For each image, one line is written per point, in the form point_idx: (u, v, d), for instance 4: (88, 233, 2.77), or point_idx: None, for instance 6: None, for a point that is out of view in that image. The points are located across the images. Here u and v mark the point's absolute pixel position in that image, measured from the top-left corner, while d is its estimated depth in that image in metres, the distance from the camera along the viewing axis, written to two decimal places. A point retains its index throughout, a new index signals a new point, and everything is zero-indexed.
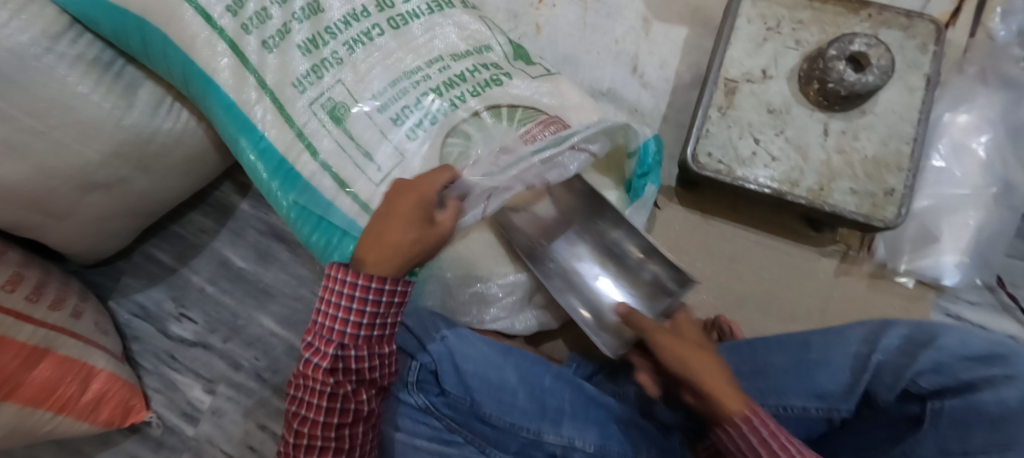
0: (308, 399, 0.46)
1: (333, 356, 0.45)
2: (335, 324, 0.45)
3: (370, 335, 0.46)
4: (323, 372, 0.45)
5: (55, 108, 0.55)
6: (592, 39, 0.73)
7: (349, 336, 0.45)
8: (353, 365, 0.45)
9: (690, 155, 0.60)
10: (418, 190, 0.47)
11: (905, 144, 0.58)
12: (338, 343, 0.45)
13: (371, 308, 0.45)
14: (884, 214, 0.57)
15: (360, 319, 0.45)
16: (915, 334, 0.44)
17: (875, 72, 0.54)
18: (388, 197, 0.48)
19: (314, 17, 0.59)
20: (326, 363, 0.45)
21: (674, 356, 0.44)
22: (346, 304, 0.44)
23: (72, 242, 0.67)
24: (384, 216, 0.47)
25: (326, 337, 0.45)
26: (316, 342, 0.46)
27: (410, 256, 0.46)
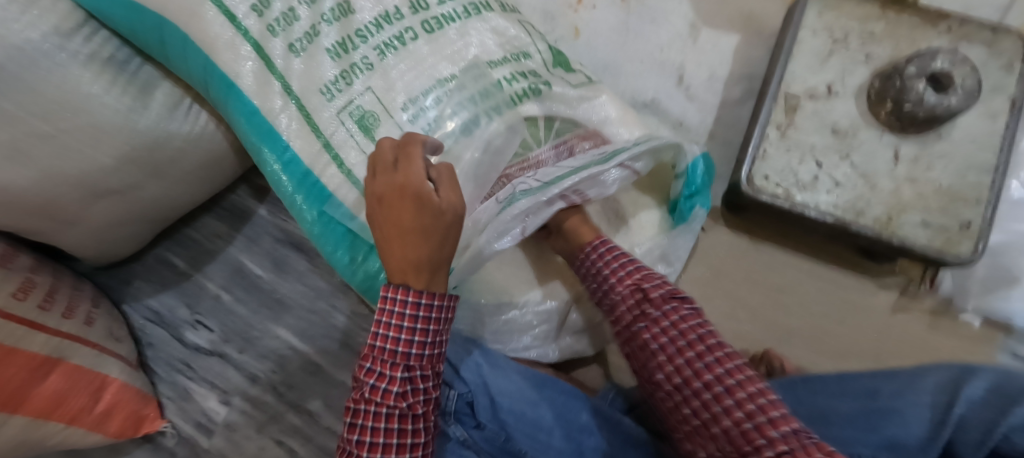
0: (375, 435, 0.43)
1: (403, 379, 0.43)
2: (398, 347, 0.43)
3: (432, 354, 0.46)
4: (395, 397, 0.43)
5: (67, 110, 0.51)
6: (635, 46, 0.68)
7: (415, 356, 0.44)
8: (421, 384, 0.45)
9: (744, 176, 0.56)
10: (405, 191, 0.43)
11: (985, 175, 0.53)
12: (404, 365, 0.44)
13: (434, 324, 0.45)
14: (959, 250, 0.52)
15: (425, 339, 0.44)
16: (1002, 385, 0.40)
17: (959, 92, 0.49)
18: (380, 214, 0.44)
19: (343, 19, 0.56)
20: (396, 387, 0.43)
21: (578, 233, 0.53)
22: (410, 326, 0.43)
23: (84, 247, 0.64)
24: (391, 238, 0.43)
25: (390, 361, 0.43)
26: (377, 368, 0.43)
27: (434, 262, 0.43)
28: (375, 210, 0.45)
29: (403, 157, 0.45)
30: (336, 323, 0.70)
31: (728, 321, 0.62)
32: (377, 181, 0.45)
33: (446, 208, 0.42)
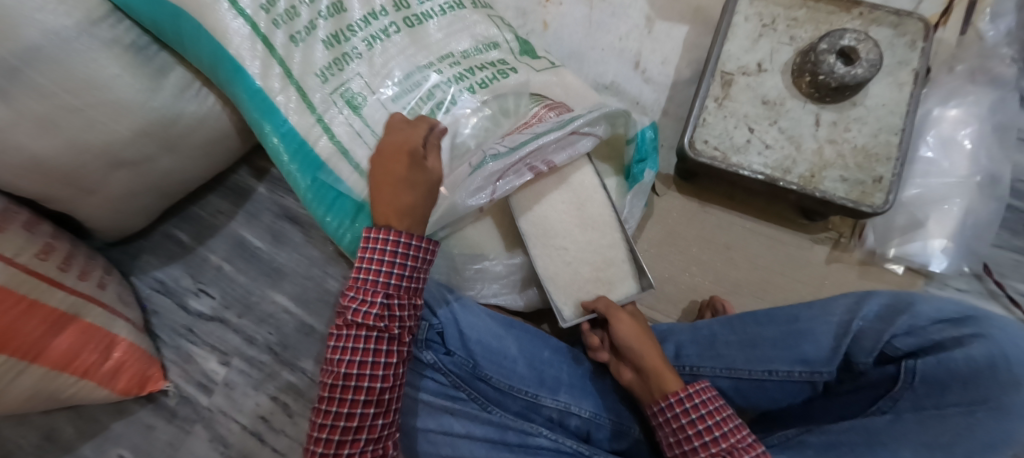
0: (355, 353, 0.47)
1: (382, 305, 0.47)
2: (380, 276, 0.48)
3: (409, 286, 0.50)
4: (374, 319, 0.47)
5: (92, 86, 0.59)
6: (597, 36, 0.76)
7: (394, 286, 0.48)
8: (398, 313, 0.48)
9: (686, 142, 0.63)
10: (404, 149, 0.51)
11: (894, 135, 0.61)
12: (384, 293, 0.48)
13: (412, 259, 0.49)
14: (872, 201, 0.59)
15: (403, 271, 0.49)
16: (895, 302, 0.48)
17: (863, 64, 0.57)
18: (377, 163, 0.52)
19: (337, 15, 0.63)
20: (375, 311, 0.47)
21: (629, 334, 0.53)
22: (390, 258, 0.48)
23: (99, 217, 0.70)
24: (378, 184, 0.51)
25: (372, 289, 0.48)
26: (360, 295, 0.48)
27: (414, 209, 0.50)
28: (378, 159, 0.52)
29: (411, 124, 0.54)
30: (328, 288, 0.77)
31: (682, 276, 0.69)
32: (379, 140, 0.53)
33: (433, 170, 0.51)
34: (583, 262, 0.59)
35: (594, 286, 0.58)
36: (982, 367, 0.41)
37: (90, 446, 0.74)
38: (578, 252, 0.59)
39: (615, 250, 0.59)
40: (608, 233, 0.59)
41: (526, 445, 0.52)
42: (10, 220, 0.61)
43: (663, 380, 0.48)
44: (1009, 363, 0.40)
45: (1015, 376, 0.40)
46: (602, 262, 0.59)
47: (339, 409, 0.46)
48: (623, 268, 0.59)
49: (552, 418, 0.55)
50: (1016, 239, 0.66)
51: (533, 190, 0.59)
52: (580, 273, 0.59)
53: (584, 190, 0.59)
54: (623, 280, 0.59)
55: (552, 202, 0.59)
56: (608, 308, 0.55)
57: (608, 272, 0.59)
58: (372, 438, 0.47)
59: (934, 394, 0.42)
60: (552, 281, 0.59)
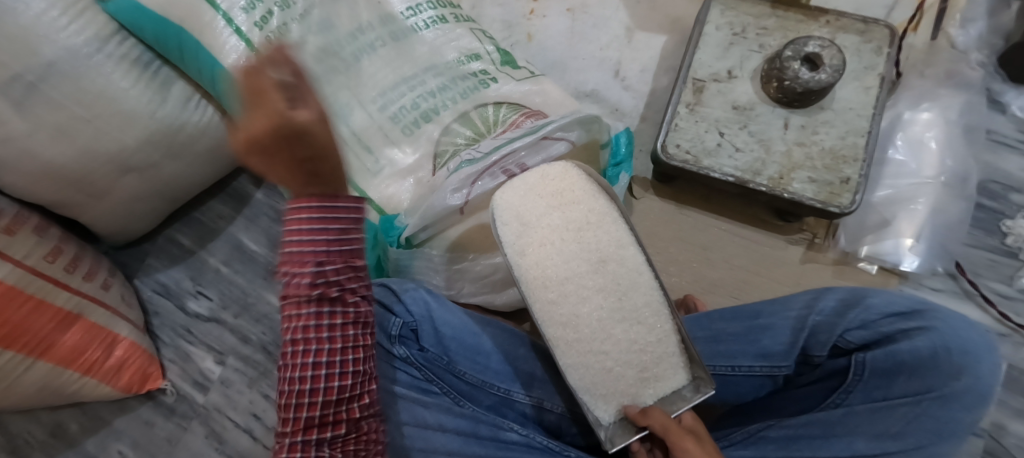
0: (303, 331, 0.39)
1: (340, 257, 0.40)
2: (317, 244, 0.39)
3: (368, 236, 0.43)
4: (317, 290, 0.39)
5: (101, 99, 0.63)
6: (579, 47, 0.79)
7: (354, 237, 0.41)
8: (344, 279, 0.40)
9: (658, 146, 0.66)
10: None
11: (861, 138, 0.62)
12: (341, 245, 0.40)
13: (350, 223, 0.40)
14: (840, 201, 0.61)
15: (361, 220, 0.42)
16: (850, 297, 0.47)
17: (826, 70, 0.58)
18: None
19: (326, 32, 0.67)
20: (332, 264, 0.40)
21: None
22: (346, 208, 0.41)
23: (106, 222, 0.74)
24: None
25: (310, 260, 0.39)
26: (311, 250, 0.40)
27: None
28: None
29: None
30: None
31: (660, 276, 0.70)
32: None
33: None
34: (629, 365, 0.44)
35: (640, 386, 0.44)
36: (926, 357, 0.42)
37: (93, 441, 0.77)
38: (623, 356, 0.43)
39: (665, 343, 0.44)
40: (657, 326, 0.44)
41: (496, 439, 0.54)
42: (23, 223, 0.65)
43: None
44: (950, 352, 0.42)
45: (955, 365, 0.42)
46: (650, 361, 0.44)
47: (299, 392, 0.39)
48: (672, 360, 0.45)
49: (526, 413, 0.58)
50: (991, 238, 0.67)
51: (556, 284, 0.43)
52: (624, 375, 0.44)
53: (625, 276, 0.44)
54: (670, 374, 0.46)
55: (584, 297, 0.43)
56: (670, 433, 0.41)
57: (655, 369, 0.45)
58: (348, 415, 0.41)
59: (883, 385, 0.43)
60: (591, 388, 0.44)
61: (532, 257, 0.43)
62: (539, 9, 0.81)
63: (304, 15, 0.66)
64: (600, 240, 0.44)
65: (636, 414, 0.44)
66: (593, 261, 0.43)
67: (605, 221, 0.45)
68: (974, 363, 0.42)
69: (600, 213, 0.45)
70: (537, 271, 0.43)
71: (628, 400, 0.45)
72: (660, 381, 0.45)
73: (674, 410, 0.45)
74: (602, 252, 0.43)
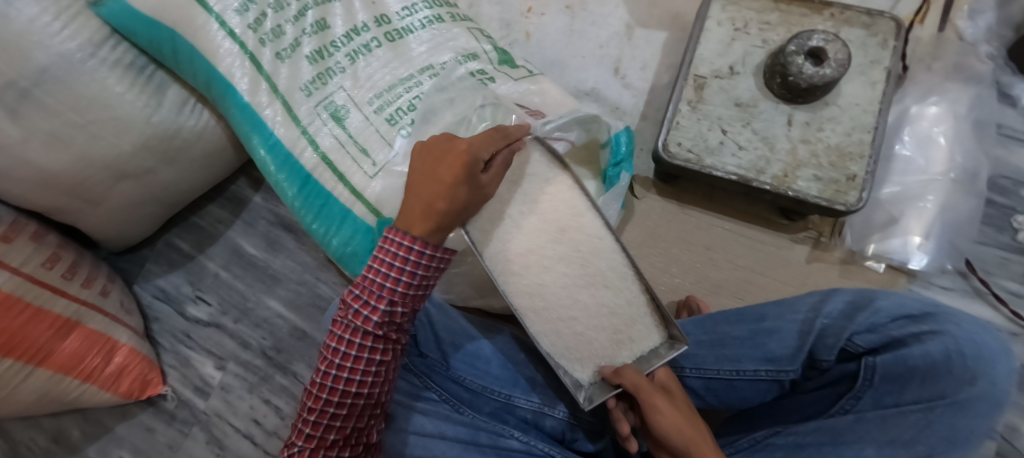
0: (351, 349, 0.44)
1: (384, 311, 0.44)
2: (386, 280, 0.44)
3: (415, 293, 0.46)
4: (373, 324, 0.44)
5: (95, 104, 0.63)
6: (578, 44, 0.78)
7: (400, 292, 0.45)
8: (398, 319, 0.46)
9: (660, 145, 0.64)
10: (463, 158, 0.43)
11: (867, 134, 0.61)
12: (388, 300, 0.44)
13: (419, 270, 0.45)
14: (846, 199, 0.60)
15: (411, 279, 0.45)
16: (857, 299, 0.46)
17: (832, 64, 0.57)
18: (428, 160, 0.45)
19: (321, 33, 0.66)
20: (377, 316, 0.44)
21: (671, 425, 0.43)
22: (399, 265, 0.44)
23: (103, 228, 0.74)
24: (420, 184, 0.44)
25: (377, 293, 0.44)
26: (365, 295, 0.45)
27: (448, 224, 0.44)
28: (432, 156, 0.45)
29: (487, 134, 0.45)
30: (320, 293, 0.80)
31: (663, 277, 0.69)
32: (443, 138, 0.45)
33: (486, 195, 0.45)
34: (600, 329, 0.48)
35: (616, 347, 0.48)
36: (939, 361, 0.41)
37: (95, 448, 0.77)
38: (591, 320, 0.48)
39: (637, 306, 0.48)
40: (625, 289, 0.48)
41: (497, 447, 0.52)
42: (20, 230, 0.64)
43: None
44: (964, 357, 0.41)
45: (968, 370, 0.40)
46: (622, 323, 0.48)
47: (330, 396, 0.44)
48: (644, 321, 0.48)
49: (527, 419, 0.56)
50: (1002, 235, 0.66)
51: (520, 255, 0.47)
52: (597, 338, 0.48)
53: (585, 243, 0.48)
54: (646, 334, 0.48)
55: (547, 267, 0.48)
56: (640, 390, 0.44)
57: (629, 332, 0.48)
58: (357, 428, 0.46)
59: (894, 391, 0.41)
60: (566, 352, 0.48)
61: (493, 231, 0.48)
62: (537, 7, 0.80)
63: (298, 16, 0.65)
64: (558, 211, 0.49)
65: (611, 373, 0.47)
66: (552, 228, 0.48)
67: (563, 191, 0.50)
68: (988, 368, 0.40)
69: (557, 184, 0.50)
70: (500, 244, 0.47)
71: (604, 361, 0.49)
72: (636, 342, 0.48)
73: (647, 367, 0.48)
74: (561, 222, 0.49)
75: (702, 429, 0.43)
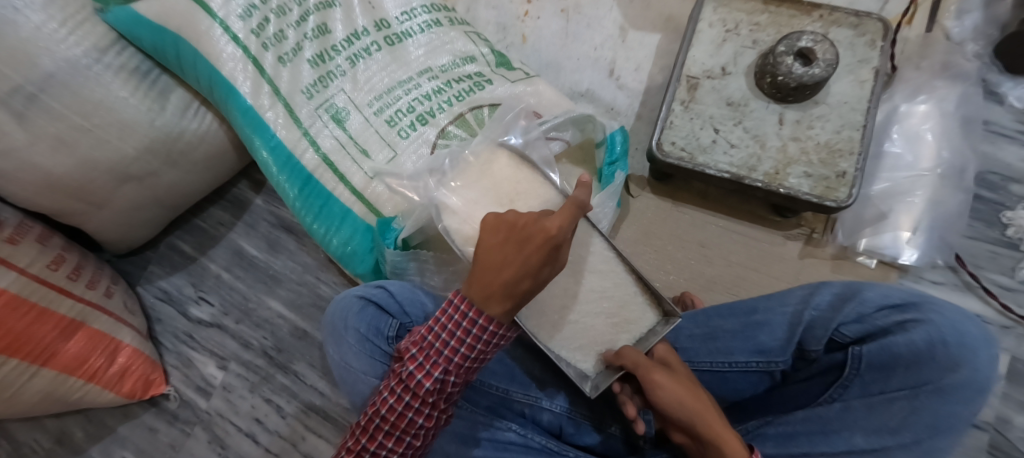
0: (395, 407, 0.43)
1: (438, 379, 0.43)
2: (445, 347, 0.42)
3: (470, 365, 0.44)
4: (425, 392, 0.43)
5: (100, 109, 0.64)
6: (573, 47, 0.80)
7: (456, 364, 0.43)
8: (449, 390, 0.44)
9: (654, 144, 0.65)
10: (547, 240, 0.40)
11: (856, 131, 0.62)
12: (443, 368, 0.43)
13: (482, 345, 0.43)
14: (837, 195, 0.61)
15: (470, 352, 0.43)
16: (844, 291, 0.47)
17: (820, 64, 0.58)
18: (501, 237, 0.41)
19: (322, 37, 0.67)
20: (429, 384, 0.42)
21: (672, 399, 0.42)
22: (461, 335, 0.42)
23: (107, 230, 0.75)
24: (496, 262, 0.40)
25: (433, 359, 0.43)
26: (423, 358, 0.43)
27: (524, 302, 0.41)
28: (504, 233, 0.41)
29: (565, 214, 0.42)
30: (320, 293, 0.81)
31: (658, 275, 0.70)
32: (519, 216, 0.42)
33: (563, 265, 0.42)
34: (594, 315, 0.50)
35: (613, 331, 0.50)
36: (923, 350, 0.42)
37: (97, 448, 0.78)
38: (584, 307, 0.50)
39: (626, 287, 0.51)
40: (610, 272, 0.51)
41: (495, 439, 0.53)
42: (26, 232, 0.65)
43: (724, 451, 0.38)
44: (947, 345, 0.41)
45: (951, 357, 0.41)
46: (614, 306, 0.50)
47: (371, 440, 0.44)
48: (636, 302, 0.50)
49: (524, 414, 0.57)
50: (991, 230, 0.67)
51: None
52: (592, 324, 0.50)
53: (569, 231, 0.51)
54: (640, 315, 0.50)
55: None
56: (639, 368, 0.44)
57: (622, 315, 0.50)
58: None
59: (880, 379, 0.42)
60: (565, 342, 0.49)
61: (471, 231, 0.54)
62: (533, 11, 0.81)
63: (299, 21, 0.67)
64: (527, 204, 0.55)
65: (612, 356, 0.47)
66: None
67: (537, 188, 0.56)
68: (971, 356, 0.41)
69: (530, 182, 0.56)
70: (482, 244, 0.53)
71: (604, 347, 0.50)
72: (632, 324, 0.50)
73: (645, 346, 0.48)
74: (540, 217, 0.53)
75: (704, 399, 0.42)
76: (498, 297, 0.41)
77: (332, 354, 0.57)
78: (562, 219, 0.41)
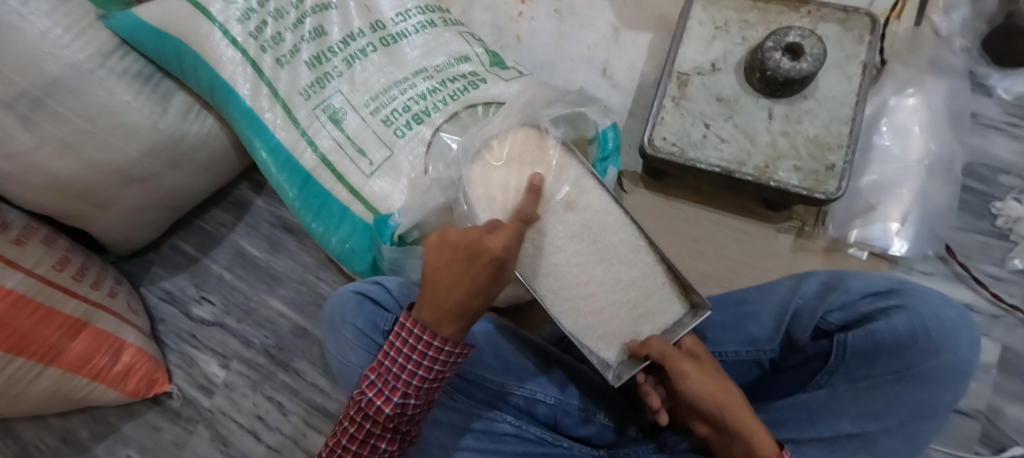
0: (356, 435, 0.44)
1: (397, 404, 0.43)
2: (404, 372, 0.43)
3: (430, 387, 0.45)
4: (385, 416, 0.43)
5: (104, 112, 0.65)
6: (567, 46, 0.81)
7: (414, 387, 0.44)
8: (409, 412, 0.45)
9: (645, 140, 0.67)
10: (492, 259, 0.41)
11: (845, 125, 0.63)
12: (401, 392, 0.43)
13: (438, 367, 0.44)
14: (826, 187, 0.62)
15: (428, 374, 0.43)
16: (830, 280, 0.48)
17: (807, 59, 0.59)
18: (448, 259, 0.41)
19: (318, 39, 0.69)
20: (388, 409, 0.43)
21: (700, 389, 0.42)
22: (418, 358, 0.43)
23: (111, 232, 0.76)
24: (447, 284, 0.41)
25: (392, 384, 0.43)
26: (380, 384, 0.44)
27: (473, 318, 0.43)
28: (451, 254, 0.42)
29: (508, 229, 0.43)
30: (320, 292, 0.82)
31: None
32: (464, 233, 0.42)
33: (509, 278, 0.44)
34: (619, 304, 0.51)
35: (637, 321, 0.51)
36: (904, 336, 0.43)
37: (102, 446, 0.79)
38: (610, 295, 0.51)
39: (652, 277, 0.52)
40: (637, 261, 0.52)
41: (491, 431, 0.54)
42: (32, 234, 0.67)
43: (752, 443, 0.38)
44: (928, 331, 0.42)
45: (932, 342, 0.42)
46: (641, 296, 0.51)
47: None
48: (662, 292, 0.52)
49: (520, 406, 0.58)
50: (980, 222, 0.68)
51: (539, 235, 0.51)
52: (618, 314, 0.51)
53: (593, 218, 0.52)
54: (667, 306, 0.52)
55: (559, 247, 0.51)
56: (666, 357, 0.44)
57: (646, 305, 0.52)
58: None
59: (864, 365, 0.43)
60: (589, 331, 0.51)
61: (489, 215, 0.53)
62: (527, 12, 0.83)
63: (296, 24, 0.69)
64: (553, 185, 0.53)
65: (638, 346, 0.48)
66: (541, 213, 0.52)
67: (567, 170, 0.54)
68: (952, 341, 0.42)
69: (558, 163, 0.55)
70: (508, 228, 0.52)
71: (628, 337, 0.51)
72: (656, 315, 0.51)
73: (674, 337, 0.50)
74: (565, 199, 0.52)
75: (731, 390, 0.42)
76: (450, 318, 0.42)
77: (331, 349, 0.58)
78: (505, 236, 0.42)
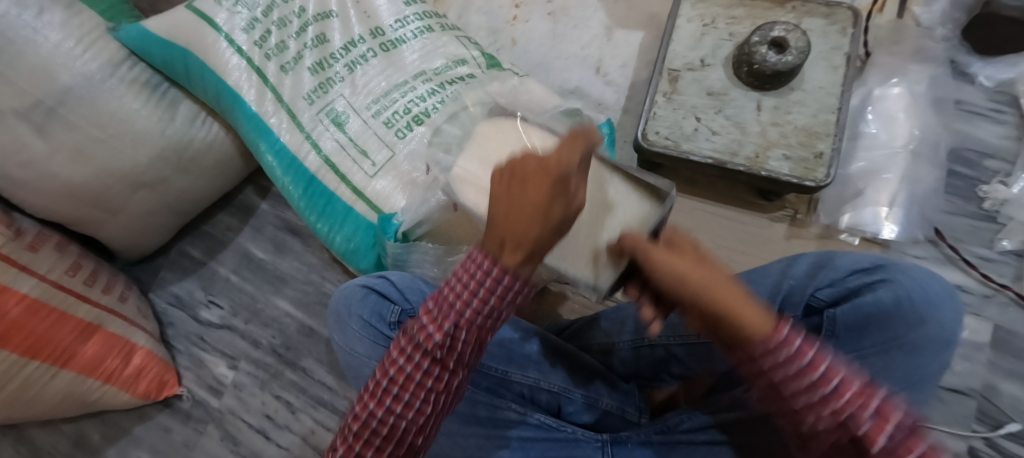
0: (405, 369, 0.37)
1: (448, 332, 0.36)
2: (459, 296, 0.36)
3: (485, 325, 0.37)
4: (434, 345, 0.36)
5: (115, 120, 0.68)
6: (562, 46, 0.83)
7: (469, 317, 0.36)
8: (462, 350, 0.37)
9: (640, 134, 0.68)
10: (550, 172, 0.36)
11: (832, 115, 0.65)
12: (454, 321, 0.36)
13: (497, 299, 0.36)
14: (815, 175, 0.63)
15: (485, 305, 0.36)
16: (819, 260, 0.50)
17: (793, 52, 0.61)
18: (506, 186, 0.37)
19: (321, 46, 0.71)
20: (438, 337, 0.36)
21: (672, 270, 0.34)
22: (475, 283, 0.35)
23: (120, 238, 0.78)
24: (514, 210, 0.35)
25: (446, 310, 0.36)
26: (435, 310, 0.37)
27: (543, 249, 0.35)
28: (507, 182, 0.37)
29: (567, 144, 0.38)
30: (326, 291, 0.84)
31: None
32: (521, 156, 0.38)
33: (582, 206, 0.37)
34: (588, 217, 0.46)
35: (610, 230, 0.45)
36: (892, 308, 0.44)
37: (114, 449, 0.80)
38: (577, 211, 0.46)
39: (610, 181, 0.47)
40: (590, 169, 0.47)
41: (495, 417, 0.55)
42: (45, 240, 0.68)
43: (746, 327, 0.31)
44: (913, 302, 0.43)
45: (918, 313, 0.43)
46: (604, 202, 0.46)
47: (375, 408, 0.38)
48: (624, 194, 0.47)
49: (523, 394, 0.59)
50: (969, 205, 0.70)
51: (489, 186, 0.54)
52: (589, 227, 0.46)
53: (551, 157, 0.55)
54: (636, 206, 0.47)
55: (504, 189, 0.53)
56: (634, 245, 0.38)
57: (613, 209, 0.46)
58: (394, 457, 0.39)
59: (853, 338, 0.45)
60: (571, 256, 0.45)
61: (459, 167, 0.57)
62: (522, 15, 0.85)
63: (300, 32, 0.71)
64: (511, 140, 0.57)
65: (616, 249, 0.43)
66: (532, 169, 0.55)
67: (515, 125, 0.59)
68: (936, 312, 0.43)
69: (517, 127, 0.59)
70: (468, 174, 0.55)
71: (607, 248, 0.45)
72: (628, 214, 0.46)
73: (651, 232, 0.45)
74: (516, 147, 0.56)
75: (711, 270, 0.34)
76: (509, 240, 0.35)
77: (339, 340, 0.60)
78: (563, 148, 0.37)
